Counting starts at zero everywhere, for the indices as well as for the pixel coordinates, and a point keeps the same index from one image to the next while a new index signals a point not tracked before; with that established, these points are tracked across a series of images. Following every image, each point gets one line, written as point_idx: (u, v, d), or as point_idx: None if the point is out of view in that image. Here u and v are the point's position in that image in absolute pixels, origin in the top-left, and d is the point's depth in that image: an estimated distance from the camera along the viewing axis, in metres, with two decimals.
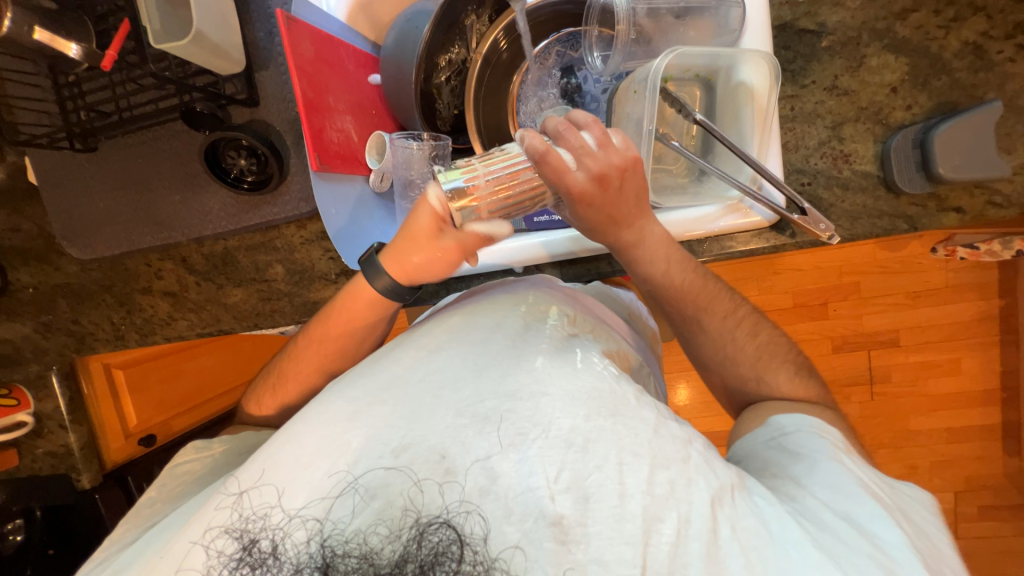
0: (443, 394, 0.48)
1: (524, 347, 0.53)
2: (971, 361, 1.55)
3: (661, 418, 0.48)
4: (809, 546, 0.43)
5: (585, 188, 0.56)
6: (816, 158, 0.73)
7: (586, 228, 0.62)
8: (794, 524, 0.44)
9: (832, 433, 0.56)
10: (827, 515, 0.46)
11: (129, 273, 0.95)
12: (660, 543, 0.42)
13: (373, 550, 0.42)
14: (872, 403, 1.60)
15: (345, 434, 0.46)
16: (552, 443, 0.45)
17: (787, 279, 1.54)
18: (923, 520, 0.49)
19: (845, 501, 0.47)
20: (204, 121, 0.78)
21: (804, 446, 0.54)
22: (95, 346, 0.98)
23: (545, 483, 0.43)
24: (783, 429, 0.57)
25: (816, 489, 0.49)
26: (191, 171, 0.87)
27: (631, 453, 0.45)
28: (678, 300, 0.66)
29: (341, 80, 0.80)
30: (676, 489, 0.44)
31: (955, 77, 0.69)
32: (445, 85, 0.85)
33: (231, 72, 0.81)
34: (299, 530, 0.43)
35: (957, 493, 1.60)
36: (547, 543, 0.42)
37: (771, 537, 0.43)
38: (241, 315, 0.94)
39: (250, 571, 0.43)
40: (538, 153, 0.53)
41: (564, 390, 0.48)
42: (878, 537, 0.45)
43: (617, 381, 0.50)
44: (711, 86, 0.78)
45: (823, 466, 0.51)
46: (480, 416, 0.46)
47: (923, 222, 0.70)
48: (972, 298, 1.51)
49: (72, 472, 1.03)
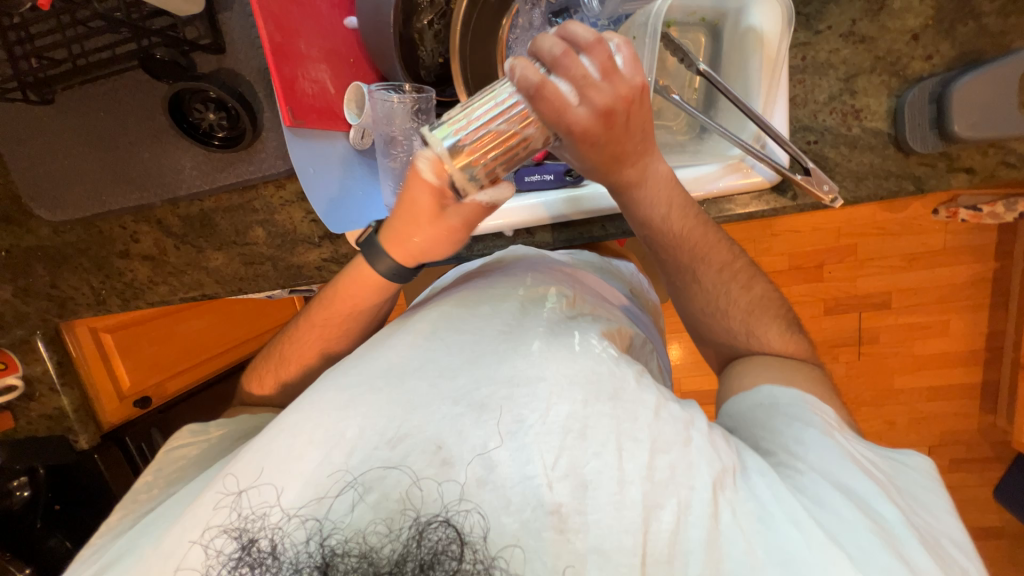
0: (440, 382, 0.48)
1: (520, 334, 0.52)
2: (960, 323, 1.57)
3: (662, 401, 0.48)
4: (809, 523, 0.43)
5: (586, 130, 0.50)
6: (825, 114, 0.68)
7: (591, 169, 0.57)
8: (793, 503, 0.44)
9: (823, 407, 0.55)
10: (824, 490, 0.46)
11: (104, 235, 0.91)
12: (660, 530, 0.42)
13: (372, 549, 0.42)
14: (859, 363, 1.62)
15: (340, 425, 0.46)
16: (549, 429, 0.44)
17: (785, 241, 1.52)
18: (909, 495, 0.49)
19: (842, 477, 0.47)
20: (167, 71, 0.72)
21: (801, 416, 0.54)
22: (78, 311, 0.96)
23: (542, 470, 0.43)
24: (774, 398, 0.57)
25: (812, 461, 0.49)
26: (158, 125, 0.81)
27: (630, 438, 0.45)
28: (671, 252, 0.65)
29: (313, 23, 0.73)
30: (675, 473, 0.44)
31: (982, 22, 0.63)
32: (428, 30, 0.77)
33: (191, 13, 0.73)
34: (298, 530, 0.43)
35: (932, 447, 1.67)
36: (546, 532, 0.42)
37: (772, 520, 0.43)
38: (224, 279, 0.91)
39: (249, 571, 0.43)
40: (530, 88, 0.48)
41: (563, 374, 0.47)
42: (876, 514, 0.45)
43: (617, 363, 0.49)
44: (717, 32, 0.72)
45: (819, 440, 0.51)
46: (476, 405, 0.46)
47: (930, 183, 0.67)
48: (969, 260, 1.50)
49: (70, 433, 1.04)
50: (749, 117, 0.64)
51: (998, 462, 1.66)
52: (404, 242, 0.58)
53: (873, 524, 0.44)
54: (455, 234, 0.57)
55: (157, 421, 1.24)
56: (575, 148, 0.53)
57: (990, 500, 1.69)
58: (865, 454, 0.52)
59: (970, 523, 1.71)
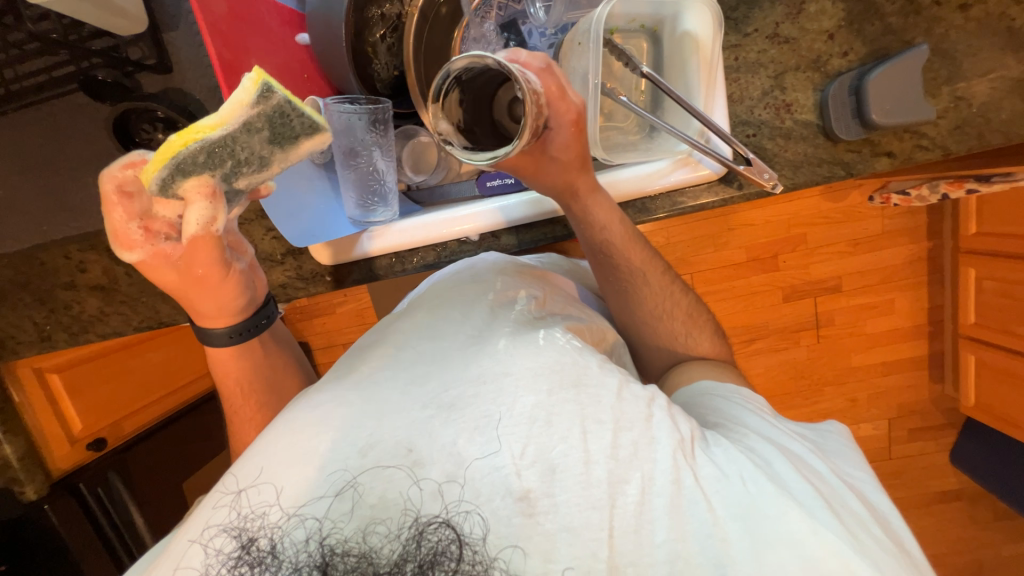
0: (412, 390, 0.48)
1: (488, 335, 0.53)
2: (904, 300, 1.69)
3: (623, 381, 0.50)
4: (761, 477, 0.46)
5: (580, 114, 0.58)
6: (760, 109, 0.73)
7: (565, 164, 0.61)
8: (747, 462, 0.48)
9: (754, 398, 0.60)
10: (767, 448, 0.50)
11: (47, 267, 0.84)
12: (626, 503, 0.43)
13: (373, 549, 0.41)
14: (819, 346, 1.72)
15: (314, 441, 0.45)
16: (517, 419, 0.45)
17: (741, 235, 1.60)
18: (834, 458, 0.55)
19: (780, 440, 0.52)
20: (106, 91, 0.73)
21: (736, 397, 0.59)
22: (19, 351, 0.89)
23: (510, 459, 0.44)
24: (711, 390, 0.61)
25: (759, 429, 0.54)
26: (103, 149, 0.78)
27: (594, 420, 0.46)
28: (617, 253, 0.69)
29: (265, 41, 0.73)
30: (639, 449, 0.46)
31: (887, 22, 0.70)
32: (381, 43, 0.79)
33: (134, 33, 0.71)
34: (298, 530, 0.42)
35: (891, 420, 1.78)
36: (515, 518, 0.42)
37: (727, 479, 0.46)
38: (184, 305, 0.86)
39: (249, 571, 0.41)
40: (545, 65, 0.55)
41: (528, 367, 0.48)
42: (812, 469, 0.50)
43: (581, 352, 0.52)
44: (657, 37, 0.77)
45: (753, 412, 0.57)
46: (444, 406, 0.46)
47: (858, 167, 0.73)
48: (905, 242, 1.63)
49: (14, 485, 0.98)
50: (692, 114, 0.68)
51: (951, 428, 1.78)
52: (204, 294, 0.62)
53: (811, 476, 0.48)
54: (205, 248, 0.58)
55: (117, 462, 1.12)
56: (559, 136, 0.59)
57: (947, 464, 1.80)
58: (795, 429, 0.57)
59: (932, 489, 1.81)
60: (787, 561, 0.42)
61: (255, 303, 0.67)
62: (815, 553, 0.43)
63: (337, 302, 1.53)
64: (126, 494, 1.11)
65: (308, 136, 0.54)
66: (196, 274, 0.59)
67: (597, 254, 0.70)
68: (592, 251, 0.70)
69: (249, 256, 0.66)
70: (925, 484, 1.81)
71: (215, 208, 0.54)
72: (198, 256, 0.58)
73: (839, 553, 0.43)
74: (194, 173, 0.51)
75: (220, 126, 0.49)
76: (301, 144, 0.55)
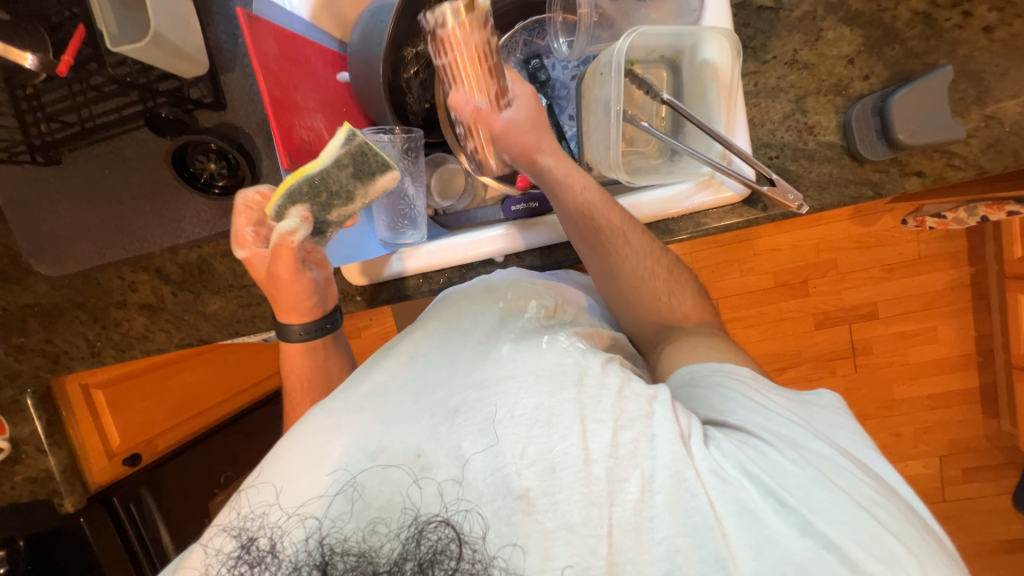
0: (421, 399, 0.49)
1: (495, 340, 0.56)
2: (947, 328, 1.61)
3: (625, 381, 0.49)
4: (750, 471, 0.44)
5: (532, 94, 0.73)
6: (782, 132, 0.74)
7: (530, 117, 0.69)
8: (739, 456, 0.45)
9: (740, 371, 0.56)
10: (751, 442, 0.47)
11: (102, 287, 0.91)
12: (625, 501, 0.43)
13: (372, 549, 0.42)
14: (856, 376, 1.64)
15: (326, 445, 0.46)
16: (517, 420, 0.46)
17: (769, 260, 1.56)
18: (834, 426, 0.52)
19: (771, 426, 0.48)
20: (169, 127, 0.77)
21: (722, 380, 0.55)
22: (72, 365, 0.94)
23: (510, 459, 0.44)
24: (694, 373, 0.57)
25: (739, 417, 0.50)
26: (161, 179, 0.85)
27: (593, 419, 0.46)
28: (600, 215, 0.66)
29: (310, 79, 0.79)
30: (639, 447, 0.45)
31: (908, 45, 0.71)
32: (414, 79, 0.85)
33: (195, 75, 0.79)
34: (298, 529, 0.43)
35: (943, 458, 1.66)
36: (514, 516, 0.43)
37: (724, 474, 0.44)
38: (222, 323, 0.91)
39: (248, 570, 0.43)
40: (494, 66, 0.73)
41: (529, 368, 0.49)
42: (809, 451, 0.46)
43: (584, 355, 0.52)
44: (676, 67, 0.80)
45: (738, 394, 0.52)
46: (450, 412, 0.48)
47: (887, 188, 0.72)
48: (945, 267, 1.56)
49: (54, 497, 1.00)
50: (713, 138, 0.70)
51: (1012, 468, 1.64)
52: (286, 296, 0.70)
53: (812, 458, 0.45)
54: (289, 253, 0.66)
55: (147, 479, 1.16)
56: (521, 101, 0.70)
57: (1011, 509, 1.65)
58: (782, 402, 0.53)
59: (995, 536, 1.66)
60: (799, 550, 0.40)
61: (324, 307, 0.74)
62: (831, 541, 0.40)
63: (363, 325, 1.56)
64: (155, 511, 1.15)
65: (382, 172, 0.64)
66: (282, 276, 0.68)
67: (577, 225, 0.67)
68: (571, 221, 0.68)
69: (327, 272, 0.74)
70: (986, 530, 1.67)
71: (308, 227, 0.65)
72: (283, 260, 0.67)
73: (857, 538, 0.40)
74: (300, 203, 0.63)
75: (321, 164, 0.60)
76: (378, 178, 0.64)
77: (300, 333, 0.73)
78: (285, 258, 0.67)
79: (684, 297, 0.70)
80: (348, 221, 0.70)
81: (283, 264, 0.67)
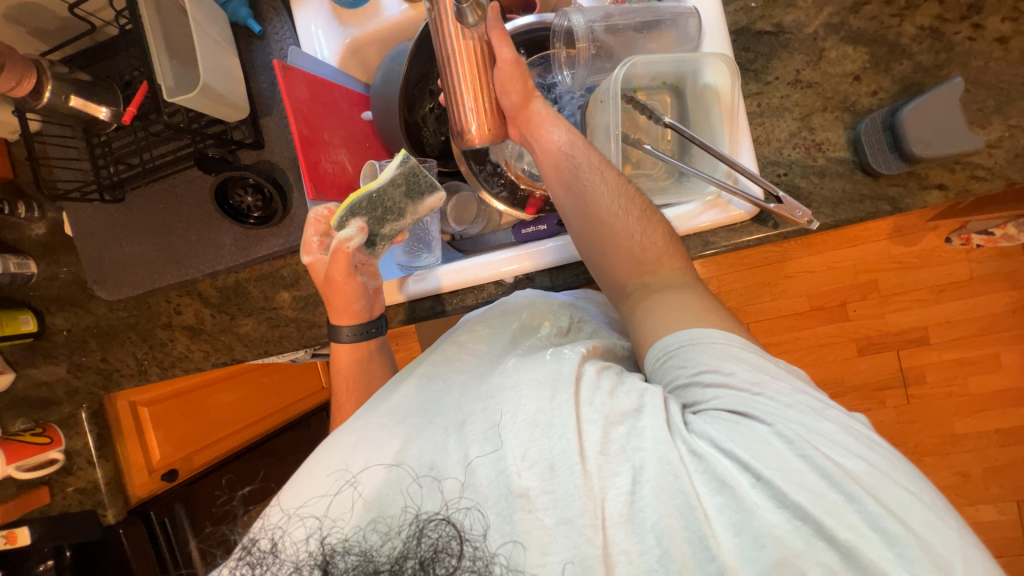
0: (435, 418, 0.52)
1: (503, 357, 0.60)
2: (1010, 354, 1.47)
3: (617, 382, 0.51)
4: (724, 449, 0.43)
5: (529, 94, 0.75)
6: (789, 149, 0.74)
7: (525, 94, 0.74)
8: (711, 432, 0.45)
9: (709, 333, 0.54)
10: (719, 419, 0.46)
11: (152, 309, 1.00)
12: (617, 495, 0.43)
13: (372, 548, 0.44)
14: (910, 407, 1.51)
15: (344, 455, 0.49)
16: (519, 424, 0.47)
17: (800, 282, 1.50)
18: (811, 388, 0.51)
19: (742, 400, 0.47)
20: (216, 166, 0.86)
21: (689, 350, 0.53)
22: (121, 383, 1.02)
23: (512, 460, 0.45)
24: (666, 347, 0.54)
25: (709, 391, 0.48)
26: (205, 212, 0.94)
27: (587, 420, 0.46)
28: (576, 154, 0.70)
29: (336, 118, 0.87)
30: (630, 441, 0.45)
31: (916, 60, 0.71)
32: (430, 114, 0.92)
33: (238, 119, 0.89)
34: (298, 530, 0.46)
35: (1021, 502, 1.48)
36: (515, 515, 0.43)
37: (705, 451, 0.43)
38: (253, 343, 0.97)
39: (249, 571, 0.45)
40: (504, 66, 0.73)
41: (535, 377, 0.50)
42: (783, 420, 0.44)
43: (582, 362, 0.53)
44: (680, 92, 0.82)
45: (707, 359, 0.51)
46: (459, 423, 0.50)
47: (906, 202, 0.70)
48: (1001, 288, 1.45)
49: (98, 508, 1.07)
50: (718, 158, 0.71)
51: None
52: (340, 300, 0.75)
53: (786, 425, 0.44)
54: (346, 256, 0.72)
55: (182, 495, 1.23)
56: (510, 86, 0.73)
57: None
58: (754, 361, 0.51)
59: None
60: (775, 524, 0.40)
61: (371, 313, 0.79)
62: (807, 512, 0.40)
63: None
64: (186, 525, 1.23)
65: (432, 191, 0.73)
66: (338, 279, 0.73)
67: (558, 174, 0.70)
68: (553, 171, 0.71)
69: (377, 283, 0.80)
70: None
71: (364, 236, 0.72)
72: (340, 262, 0.72)
73: (835, 507, 0.40)
74: (359, 215, 0.71)
75: (379, 183, 0.69)
76: (427, 197, 0.73)
77: (348, 336, 0.77)
78: (342, 261, 0.72)
79: (655, 238, 0.65)
80: (399, 236, 0.78)
81: (340, 267, 0.72)
